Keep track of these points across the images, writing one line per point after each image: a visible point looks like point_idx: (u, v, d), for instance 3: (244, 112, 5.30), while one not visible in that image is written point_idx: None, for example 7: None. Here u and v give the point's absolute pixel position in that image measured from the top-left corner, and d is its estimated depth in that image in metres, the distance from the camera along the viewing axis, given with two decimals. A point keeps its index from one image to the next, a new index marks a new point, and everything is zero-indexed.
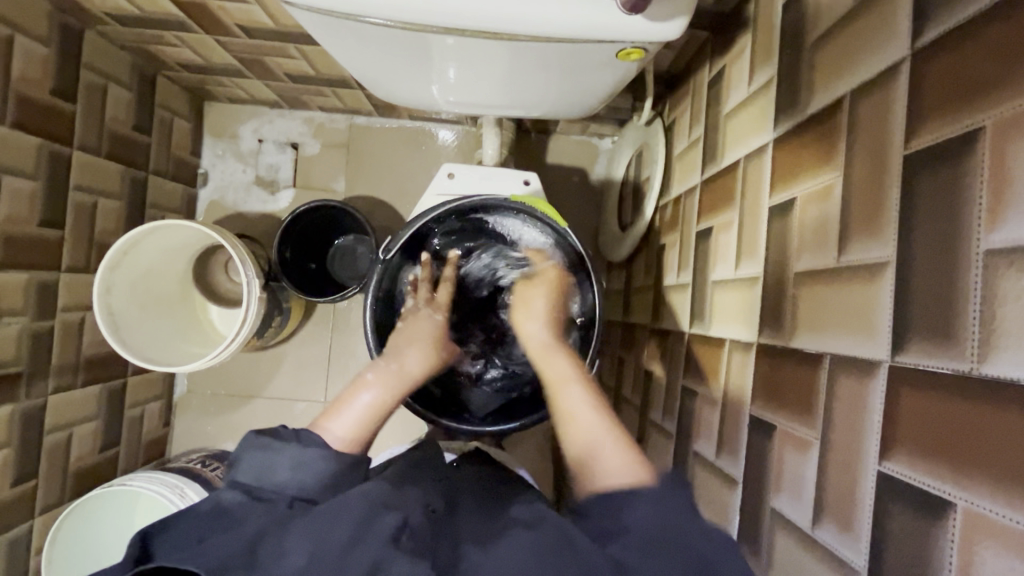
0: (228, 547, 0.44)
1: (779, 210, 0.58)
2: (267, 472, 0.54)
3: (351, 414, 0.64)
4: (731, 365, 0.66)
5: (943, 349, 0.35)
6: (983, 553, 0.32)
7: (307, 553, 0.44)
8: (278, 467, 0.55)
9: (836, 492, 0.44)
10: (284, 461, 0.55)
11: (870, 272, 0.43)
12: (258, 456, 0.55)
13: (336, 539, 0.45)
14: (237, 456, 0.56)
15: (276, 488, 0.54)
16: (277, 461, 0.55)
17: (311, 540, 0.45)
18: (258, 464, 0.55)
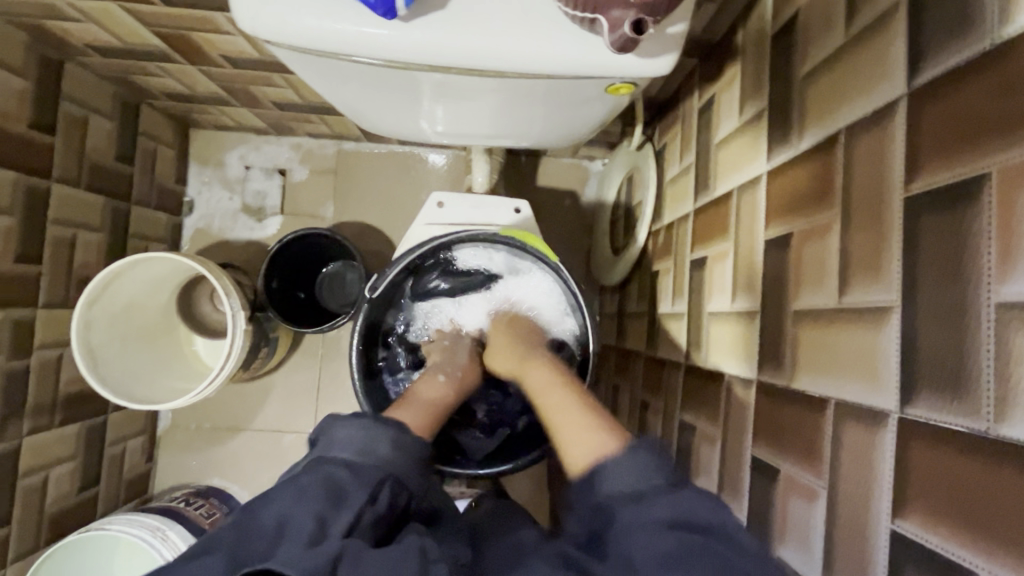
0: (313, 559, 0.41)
1: (775, 244, 0.57)
2: (355, 452, 0.52)
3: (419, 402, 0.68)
4: (730, 401, 0.64)
5: (957, 407, 0.34)
6: None
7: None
8: (380, 447, 0.53)
9: (846, 549, 0.42)
10: (373, 446, 0.53)
11: (873, 318, 0.41)
12: (351, 433, 0.53)
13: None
14: (334, 426, 0.54)
15: (370, 471, 0.51)
16: (370, 444, 0.52)
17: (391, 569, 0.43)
18: (355, 441, 0.52)
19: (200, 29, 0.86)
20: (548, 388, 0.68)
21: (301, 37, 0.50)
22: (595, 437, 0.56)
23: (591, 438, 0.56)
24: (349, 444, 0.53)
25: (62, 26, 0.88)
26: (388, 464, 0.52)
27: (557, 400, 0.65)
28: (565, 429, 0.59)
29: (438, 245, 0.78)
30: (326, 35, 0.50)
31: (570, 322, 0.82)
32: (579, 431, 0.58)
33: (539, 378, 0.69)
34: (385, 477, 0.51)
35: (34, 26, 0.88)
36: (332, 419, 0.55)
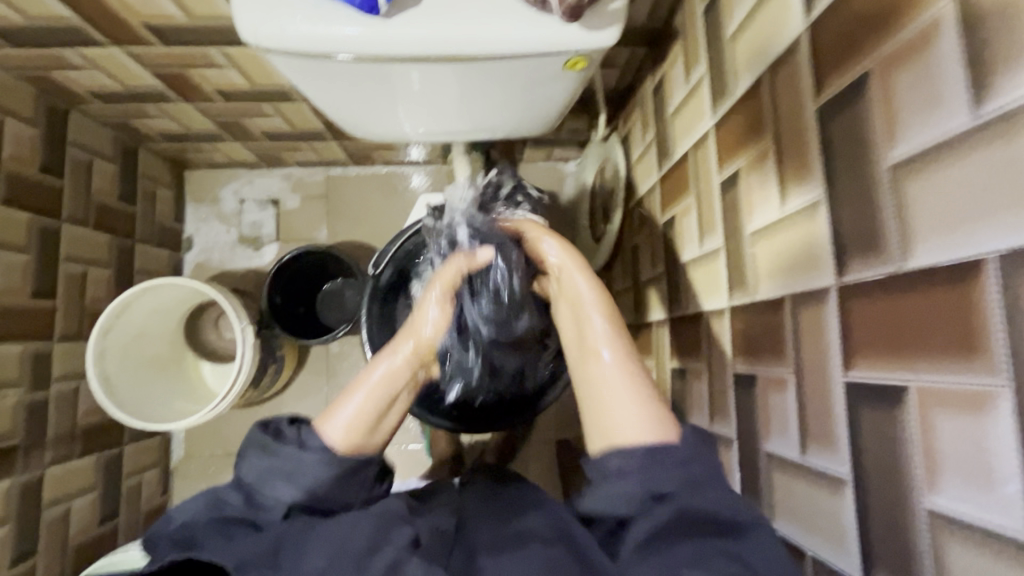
0: (257, 548, 0.51)
1: (728, 182, 0.64)
2: (267, 481, 0.57)
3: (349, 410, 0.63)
4: (710, 333, 0.70)
5: (876, 259, 0.40)
6: (941, 419, 0.35)
7: (326, 559, 0.51)
8: (280, 477, 0.57)
9: (814, 417, 0.48)
10: (281, 470, 0.57)
11: (809, 211, 0.49)
12: (263, 459, 0.58)
13: (355, 545, 0.53)
14: (244, 453, 0.59)
15: (272, 499, 0.56)
16: (276, 469, 0.57)
17: (331, 547, 0.52)
18: (261, 468, 0.57)
19: (196, 65, 0.94)
20: (611, 350, 0.62)
21: (295, 41, 0.58)
22: (649, 426, 0.53)
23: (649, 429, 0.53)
24: (264, 470, 0.57)
25: (68, 76, 0.96)
26: (307, 485, 0.57)
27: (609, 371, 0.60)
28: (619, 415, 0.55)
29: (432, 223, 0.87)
30: (315, 37, 0.58)
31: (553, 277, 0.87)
32: (634, 424, 0.54)
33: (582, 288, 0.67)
34: (293, 502, 0.57)
35: (42, 78, 0.97)
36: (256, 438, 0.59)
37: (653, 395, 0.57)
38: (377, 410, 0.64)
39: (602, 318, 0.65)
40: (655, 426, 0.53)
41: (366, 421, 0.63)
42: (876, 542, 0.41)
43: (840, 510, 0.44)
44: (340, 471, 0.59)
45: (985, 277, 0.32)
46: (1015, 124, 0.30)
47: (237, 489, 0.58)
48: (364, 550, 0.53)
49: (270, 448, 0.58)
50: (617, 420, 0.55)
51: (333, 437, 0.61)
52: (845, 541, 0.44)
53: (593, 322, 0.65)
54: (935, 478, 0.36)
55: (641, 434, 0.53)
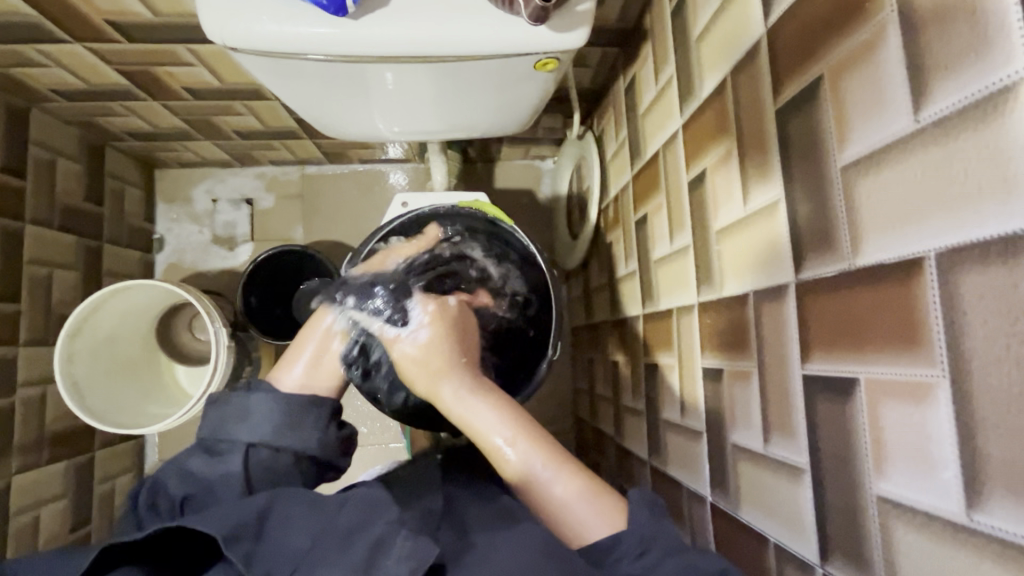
0: (239, 514, 0.46)
1: (695, 181, 0.66)
2: (223, 429, 0.58)
3: (302, 357, 0.68)
4: (680, 329, 0.72)
5: (829, 257, 0.42)
6: (888, 408, 0.36)
7: (311, 537, 0.46)
8: (235, 427, 0.58)
9: (776, 408, 0.50)
10: (238, 416, 0.59)
11: (768, 211, 0.50)
12: (219, 410, 0.59)
13: (342, 524, 0.46)
14: (204, 414, 0.60)
15: (234, 443, 0.57)
16: (234, 414, 0.59)
17: (316, 521, 0.47)
18: (218, 417, 0.59)
19: (163, 63, 0.92)
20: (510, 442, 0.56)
21: (262, 42, 0.58)
22: (597, 514, 0.52)
23: (592, 507, 0.53)
24: (222, 422, 0.59)
25: (28, 73, 0.93)
26: (262, 428, 0.58)
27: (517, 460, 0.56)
28: (557, 501, 0.54)
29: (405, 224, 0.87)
30: (284, 37, 0.58)
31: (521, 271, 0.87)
32: (566, 498, 0.54)
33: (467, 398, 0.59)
34: (252, 444, 0.57)
35: (1, 74, 0.93)
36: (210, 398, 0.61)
37: (603, 486, 0.55)
38: (325, 361, 0.68)
39: (494, 414, 0.58)
40: (602, 518, 0.52)
41: (318, 370, 0.67)
42: (831, 527, 0.42)
43: (799, 498, 0.46)
44: (288, 411, 0.60)
45: (924, 272, 0.34)
46: (950, 126, 0.32)
47: (200, 448, 0.58)
48: (351, 528, 0.46)
49: (225, 398, 0.60)
50: (566, 524, 0.53)
51: (287, 382, 0.66)
52: (804, 527, 0.46)
53: (483, 421, 0.58)
54: (883, 464, 0.37)
55: (592, 525, 0.52)
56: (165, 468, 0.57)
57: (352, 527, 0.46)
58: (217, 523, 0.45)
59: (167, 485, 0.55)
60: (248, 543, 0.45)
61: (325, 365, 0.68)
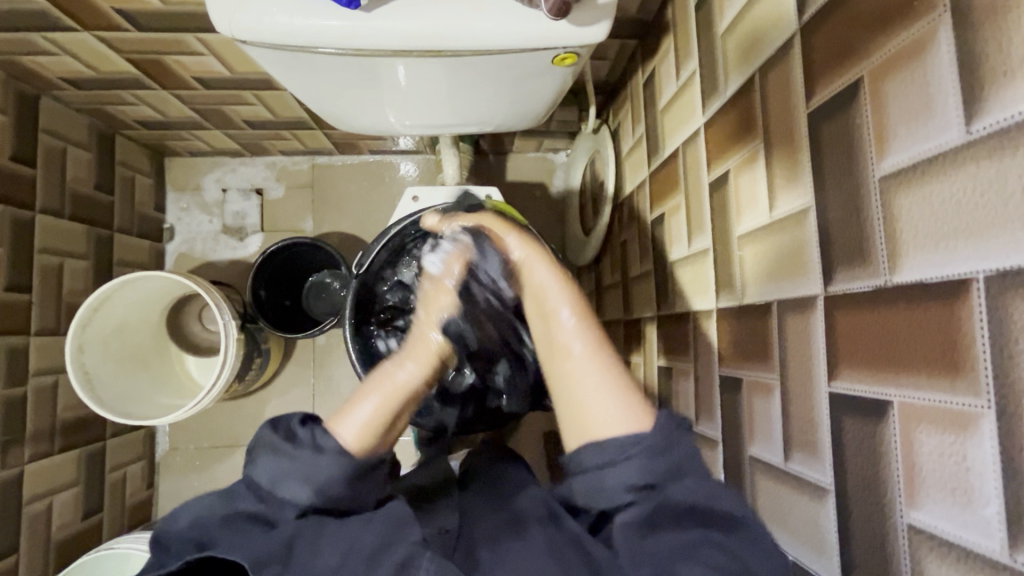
0: (270, 541, 0.50)
1: (717, 183, 0.64)
2: (281, 480, 0.54)
3: (358, 418, 0.59)
4: (697, 333, 0.70)
5: (863, 272, 0.40)
6: (923, 434, 0.35)
7: (340, 556, 0.50)
8: (291, 480, 0.54)
9: (798, 424, 0.48)
10: (299, 474, 0.54)
11: (797, 218, 0.48)
12: (274, 461, 0.54)
13: (366, 545, 0.51)
14: (256, 453, 0.56)
15: (291, 500, 0.53)
16: (292, 472, 0.54)
17: (344, 542, 0.51)
18: (274, 468, 0.54)
19: (172, 52, 0.91)
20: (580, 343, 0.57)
21: (273, 35, 0.56)
22: (621, 412, 0.51)
23: (622, 408, 0.51)
24: (277, 470, 0.54)
25: (38, 61, 0.92)
26: (324, 491, 0.54)
27: (579, 361, 0.56)
28: (587, 399, 0.53)
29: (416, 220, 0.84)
30: (295, 30, 0.56)
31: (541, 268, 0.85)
32: (597, 387, 0.53)
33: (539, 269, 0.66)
34: (310, 508, 0.54)
35: (10, 62, 0.92)
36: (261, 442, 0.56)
37: (628, 384, 0.54)
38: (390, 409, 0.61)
39: (563, 292, 0.63)
40: (628, 415, 0.51)
41: (382, 419, 0.60)
42: (855, 550, 0.41)
43: (822, 518, 0.45)
44: (352, 477, 0.55)
45: (971, 297, 0.32)
46: (1005, 141, 0.30)
47: (249, 492, 0.55)
48: (373, 550, 0.51)
49: (283, 450, 0.55)
50: (588, 415, 0.52)
51: (346, 436, 0.57)
52: (825, 548, 0.44)
53: (552, 296, 0.62)
54: (916, 494, 0.36)
55: (617, 421, 0.50)
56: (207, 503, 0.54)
57: (376, 546, 0.51)
58: (243, 552, 0.49)
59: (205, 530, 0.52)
60: (279, 565, 0.49)
61: (384, 417, 0.60)
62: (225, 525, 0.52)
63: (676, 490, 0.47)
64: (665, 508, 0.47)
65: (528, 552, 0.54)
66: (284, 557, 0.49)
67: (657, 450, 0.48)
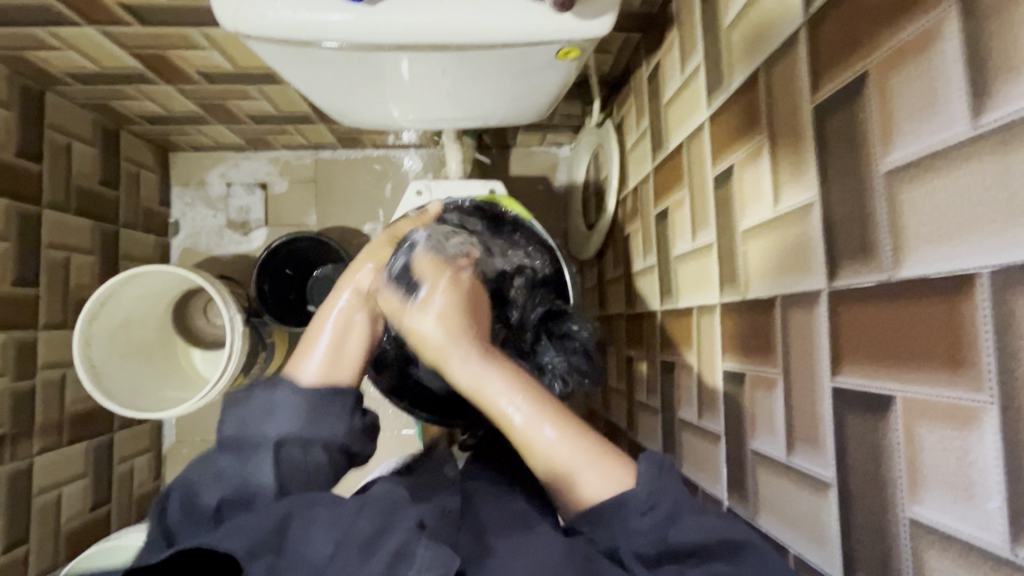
0: (258, 527, 0.45)
1: (721, 177, 0.63)
2: (246, 424, 0.54)
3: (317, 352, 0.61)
4: (701, 328, 0.70)
5: (866, 268, 0.40)
6: (925, 430, 0.35)
7: (333, 544, 0.44)
8: (257, 419, 0.55)
9: (801, 419, 0.48)
10: (262, 412, 0.55)
11: (802, 213, 0.48)
12: (239, 410, 0.55)
13: (361, 532, 0.45)
14: (221, 415, 0.56)
15: (261, 439, 0.53)
16: (255, 414, 0.55)
17: (335, 528, 0.45)
18: (238, 417, 0.55)
19: (176, 46, 0.91)
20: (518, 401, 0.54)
21: (277, 30, 0.56)
22: (600, 472, 0.49)
23: (598, 474, 0.49)
24: (242, 418, 0.55)
25: (42, 56, 0.93)
26: (287, 422, 0.55)
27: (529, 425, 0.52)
28: (560, 461, 0.51)
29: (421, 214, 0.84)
30: (298, 25, 0.56)
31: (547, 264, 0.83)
32: (571, 456, 0.50)
33: (466, 360, 0.58)
34: (280, 441, 0.53)
35: (15, 57, 0.93)
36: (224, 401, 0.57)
37: (606, 450, 0.51)
38: (338, 345, 0.62)
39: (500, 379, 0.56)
40: (610, 479, 0.49)
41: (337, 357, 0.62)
42: (857, 543, 0.41)
43: (825, 513, 0.45)
44: (311, 405, 0.57)
45: (975, 293, 0.32)
46: (1012, 136, 0.30)
47: (223, 447, 0.53)
48: (369, 536, 0.44)
49: (245, 399, 0.56)
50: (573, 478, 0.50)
51: (309, 375, 0.60)
52: (828, 543, 0.45)
53: (491, 387, 0.56)
54: (917, 488, 0.36)
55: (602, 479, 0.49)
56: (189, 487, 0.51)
57: (372, 532, 0.45)
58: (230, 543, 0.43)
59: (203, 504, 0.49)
60: (269, 557, 0.43)
61: (341, 353, 0.62)
62: (210, 478, 0.51)
63: (675, 532, 0.45)
64: (667, 550, 0.45)
65: (541, 553, 0.47)
66: (274, 543, 0.44)
67: (647, 506, 0.46)
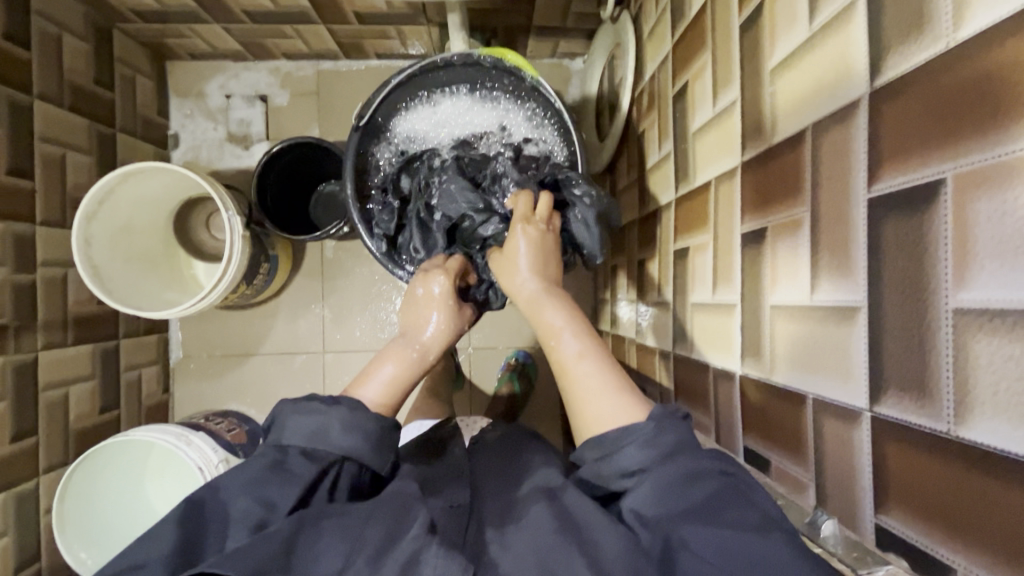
0: (267, 548, 0.47)
1: (749, 20, 0.58)
2: (318, 436, 0.57)
3: (377, 382, 0.64)
4: (718, 200, 0.66)
5: (919, 43, 0.35)
6: (983, 203, 0.31)
7: (342, 557, 0.48)
8: (330, 431, 0.57)
9: (829, 249, 0.44)
10: (335, 423, 0.58)
11: (842, 15, 0.42)
12: (306, 418, 0.58)
13: (368, 544, 0.48)
14: (285, 418, 0.58)
15: (331, 452, 0.57)
16: (326, 423, 0.58)
17: (343, 541, 0.49)
18: (311, 426, 0.57)
19: None
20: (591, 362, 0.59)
21: None
22: (620, 408, 0.54)
23: (616, 401, 0.55)
24: (313, 429, 0.58)
25: None
26: (356, 446, 0.58)
27: (573, 351, 0.60)
28: (586, 393, 0.57)
29: (417, 73, 0.80)
30: None
31: (557, 135, 0.81)
32: (600, 389, 0.56)
33: (570, 336, 0.61)
34: (347, 457, 0.57)
35: None
36: (291, 404, 0.59)
37: (625, 383, 0.57)
38: (408, 379, 0.65)
39: (556, 310, 0.64)
40: (623, 410, 0.54)
41: (392, 389, 0.64)
42: (887, 357, 0.38)
43: (849, 342, 0.41)
44: (378, 434, 0.60)
45: None
46: None
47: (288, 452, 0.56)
48: (378, 547, 0.48)
49: (316, 407, 0.58)
50: (588, 404, 0.56)
51: (370, 395, 0.63)
52: (852, 373, 0.41)
53: (581, 368, 0.58)
54: (965, 270, 0.32)
55: (614, 417, 0.54)
56: (247, 466, 0.55)
57: (380, 543, 0.49)
58: (239, 568, 0.44)
59: (241, 513, 0.51)
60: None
61: (397, 394, 0.64)
62: (259, 482, 0.53)
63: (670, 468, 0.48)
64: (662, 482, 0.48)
65: (537, 525, 0.51)
66: (283, 558, 0.47)
67: (647, 439, 0.50)
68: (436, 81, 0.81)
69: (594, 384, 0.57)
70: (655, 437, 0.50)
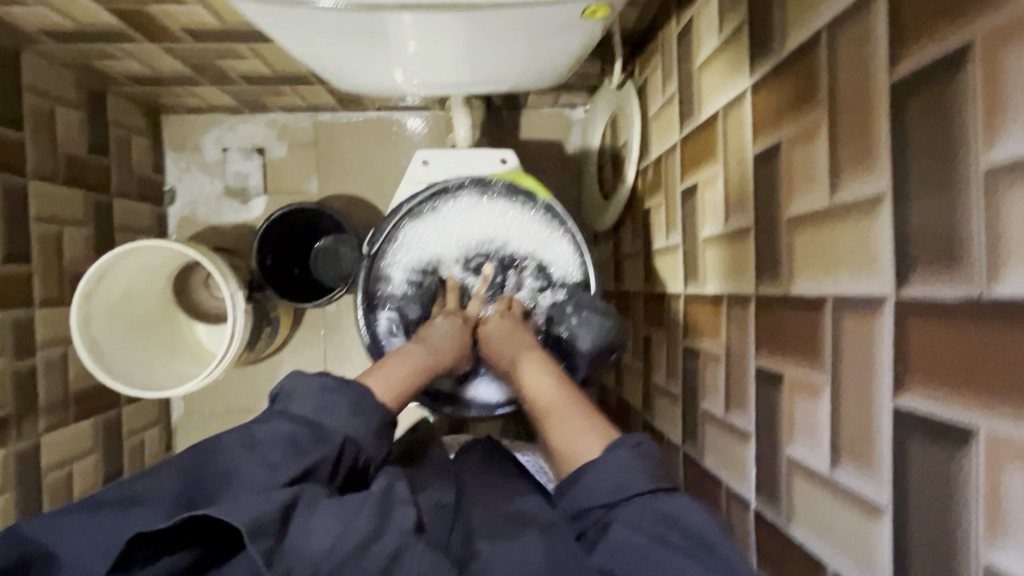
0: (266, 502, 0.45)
1: (765, 155, 0.57)
2: (326, 412, 0.57)
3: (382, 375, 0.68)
4: (731, 319, 0.65)
5: (949, 278, 0.35)
6: (1015, 475, 0.31)
7: (332, 541, 0.45)
8: (339, 411, 0.57)
9: (850, 432, 0.44)
10: (346, 405, 0.58)
11: (867, 206, 0.42)
12: (316, 394, 0.58)
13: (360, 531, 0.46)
14: (294, 391, 0.58)
15: (337, 430, 0.56)
16: (338, 403, 0.58)
17: (337, 524, 0.46)
18: (322, 402, 0.57)
19: (158, 1, 0.82)
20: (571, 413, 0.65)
21: None
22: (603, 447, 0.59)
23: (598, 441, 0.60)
24: (323, 405, 0.57)
25: (11, 10, 0.84)
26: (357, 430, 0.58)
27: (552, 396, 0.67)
28: (567, 434, 0.62)
29: (427, 196, 0.82)
30: None
31: (567, 247, 0.84)
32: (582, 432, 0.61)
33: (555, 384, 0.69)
34: (348, 439, 0.56)
35: None
36: (302, 379, 0.59)
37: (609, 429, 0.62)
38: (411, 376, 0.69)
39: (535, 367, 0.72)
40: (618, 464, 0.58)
41: (398, 382, 0.68)
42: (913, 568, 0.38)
43: (873, 538, 0.41)
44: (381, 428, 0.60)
45: None
46: None
47: (295, 421, 0.55)
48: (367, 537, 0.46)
49: (327, 386, 0.59)
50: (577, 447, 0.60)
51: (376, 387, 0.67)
52: (875, 566, 0.41)
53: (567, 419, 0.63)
54: (999, 530, 0.32)
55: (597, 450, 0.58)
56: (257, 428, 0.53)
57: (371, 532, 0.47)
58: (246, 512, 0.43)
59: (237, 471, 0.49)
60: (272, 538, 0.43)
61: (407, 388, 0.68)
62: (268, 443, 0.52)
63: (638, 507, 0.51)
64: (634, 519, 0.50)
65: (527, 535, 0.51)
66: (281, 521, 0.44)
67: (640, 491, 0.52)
68: (446, 201, 0.83)
69: (577, 425, 0.62)
70: (631, 471, 0.54)
